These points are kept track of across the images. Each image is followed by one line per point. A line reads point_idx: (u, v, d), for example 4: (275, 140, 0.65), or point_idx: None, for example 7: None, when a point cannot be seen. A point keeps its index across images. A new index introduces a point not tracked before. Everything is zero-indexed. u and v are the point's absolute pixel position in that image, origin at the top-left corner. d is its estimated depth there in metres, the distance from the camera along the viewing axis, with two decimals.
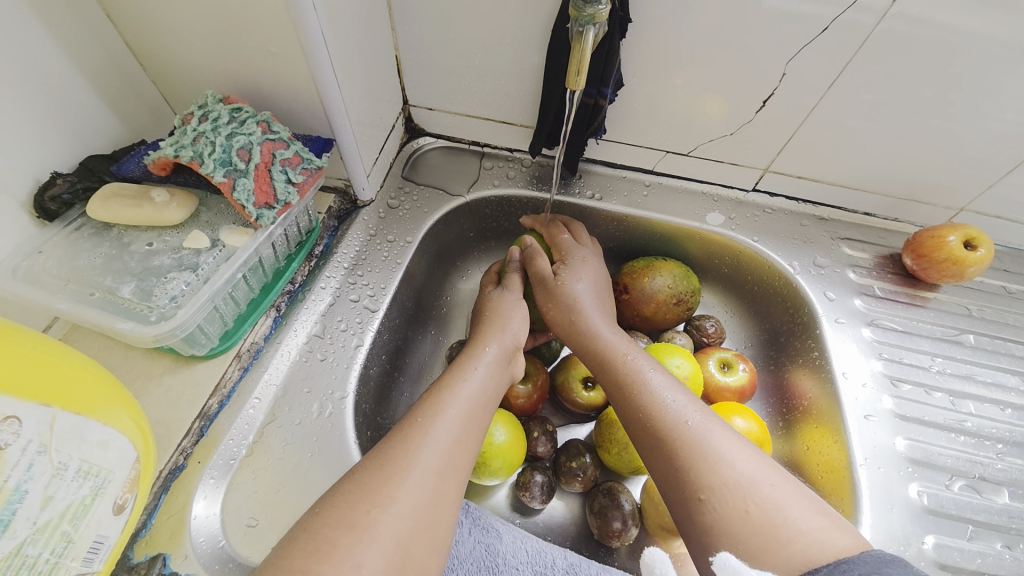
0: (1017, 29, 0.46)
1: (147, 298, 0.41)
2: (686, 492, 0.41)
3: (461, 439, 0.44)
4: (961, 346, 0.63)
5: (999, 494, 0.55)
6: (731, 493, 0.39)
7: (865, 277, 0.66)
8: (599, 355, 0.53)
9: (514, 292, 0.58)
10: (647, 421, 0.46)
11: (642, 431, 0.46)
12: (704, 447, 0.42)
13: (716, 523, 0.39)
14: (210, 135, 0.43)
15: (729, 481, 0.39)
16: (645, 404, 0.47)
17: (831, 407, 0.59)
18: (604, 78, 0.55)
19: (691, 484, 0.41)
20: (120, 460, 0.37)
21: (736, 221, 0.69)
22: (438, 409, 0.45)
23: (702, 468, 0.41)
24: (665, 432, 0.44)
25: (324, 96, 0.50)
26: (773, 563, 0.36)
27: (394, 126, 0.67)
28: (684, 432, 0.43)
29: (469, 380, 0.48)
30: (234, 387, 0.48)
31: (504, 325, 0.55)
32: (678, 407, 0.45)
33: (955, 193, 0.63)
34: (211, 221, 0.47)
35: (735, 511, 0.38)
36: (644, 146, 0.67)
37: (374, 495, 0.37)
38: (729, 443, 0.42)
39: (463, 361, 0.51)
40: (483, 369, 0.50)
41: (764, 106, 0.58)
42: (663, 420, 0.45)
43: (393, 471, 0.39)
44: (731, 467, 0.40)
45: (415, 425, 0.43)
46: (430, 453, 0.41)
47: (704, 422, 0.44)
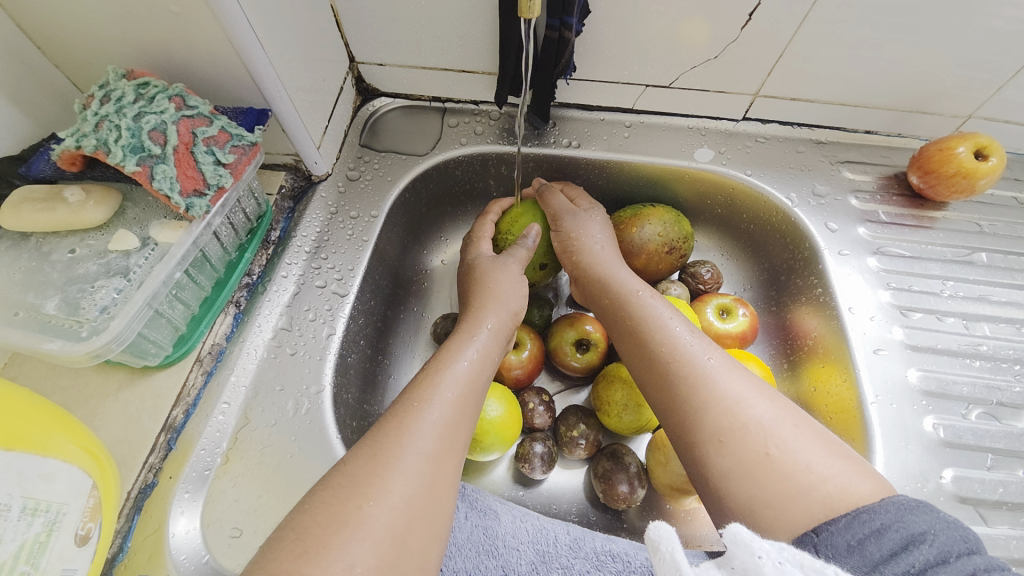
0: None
1: (75, 312, 0.37)
2: (704, 434, 0.38)
3: (458, 421, 0.41)
4: (973, 266, 0.59)
5: (1018, 418, 0.52)
6: (749, 437, 0.36)
7: (869, 202, 0.62)
8: (613, 306, 0.50)
9: (512, 257, 0.55)
10: (661, 361, 0.43)
11: (655, 375, 0.43)
12: (720, 390, 0.39)
13: (736, 466, 0.36)
14: (114, 118, 0.37)
15: (749, 423, 0.37)
16: (662, 344, 0.44)
17: (838, 343, 0.55)
18: (566, 5, 0.49)
19: (709, 424, 0.38)
20: (73, 490, 0.34)
21: (727, 155, 0.63)
22: (431, 391, 0.41)
23: (723, 407, 0.38)
24: (682, 371, 0.41)
25: (246, 61, 0.44)
26: (795, 507, 0.33)
27: (343, 88, 0.61)
28: (704, 371, 0.41)
29: (463, 359, 0.45)
30: (200, 394, 0.45)
31: (500, 299, 0.51)
32: (695, 350, 0.42)
33: (962, 100, 0.57)
34: (138, 217, 0.42)
35: (753, 456, 0.36)
36: (620, 81, 0.60)
37: (366, 487, 0.35)
38: (744, 385, 0.39)
39: (458, 338, 0.47)
40: (478, 346, 0.46)
41: (751, 21, 0.51)
42: (682, 360, 0.42)
43: (386, 461, 0.36)
44: (750, 409, 0.38)
45: (409, 410, 0.40)
46: (422, 439, 0.38)
47: (723, 364, 0.41)
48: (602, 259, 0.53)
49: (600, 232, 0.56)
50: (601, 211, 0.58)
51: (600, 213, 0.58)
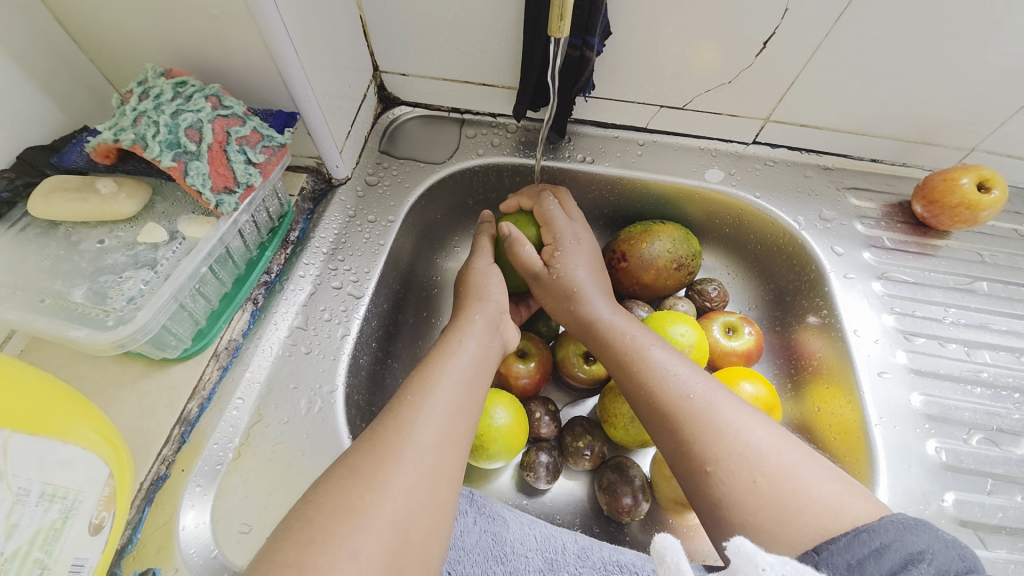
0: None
1: (103, 302, 0.37)
2: (692, 466, 0.39)
3: (456, 414, 0.41)
4: (974, 294, 0.60)
5: (1017, 444, 0.53)
6: (737, 465, 0.37)
7: (873, 228, 0.63)
8: (599, 341, 0.50)
9: (485, 257, 0.57)
10: (647, 396, 0.44)
11: (643, 405, 0.44)
12: (710, 419, 0.40)
13: (724, 492, 0.37)
14: (152, 114, 0.38)
15: (734, 452, 0.37)
16: (645, 379, 0.45)
17: (842, 365, 0.56)
18: (589, 25, 0.50)
19: (696, 455, 0.39)
20: (90, 478, 0.34)
21: (737, 177, 0.65)
22: (426, 385, 0.42)
23: (708, 439, 0.39)
24: (666, 406, 0.42)
25: (280, 65, 0.45)
26: (787, 529, 0.34)
27: (366, 95, 0.62)
28: (687, 407, 0.41)
29: (457, 354, 0.46)
30: (215, 388, 0.45)
31: (481, 294, 0.53)
32: (680, 383, 0.43)
33: (967, 133, 0.59)
34: (167, 212, 0.43)
35: (741, 483, 0.36)
36: (635, 101, 0.62)
37: (368, 478, 0.35)
38: (731, 414, 0.40)
39: (449, 335, 0.48)
40: (470, 341, 0.48)
41: (765, 49, 0.53)
42: (665, 397, 0.43)
43: (387, 452, 0.37)
44: (735, 438, 0.38)
45: (403, 404, 0.40)
46: (423, 430, 0.39)
47: (708, 393, 0.42)
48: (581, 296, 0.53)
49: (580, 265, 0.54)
50: (578, 244, 0.56)
51: (576, 243, 0.56)
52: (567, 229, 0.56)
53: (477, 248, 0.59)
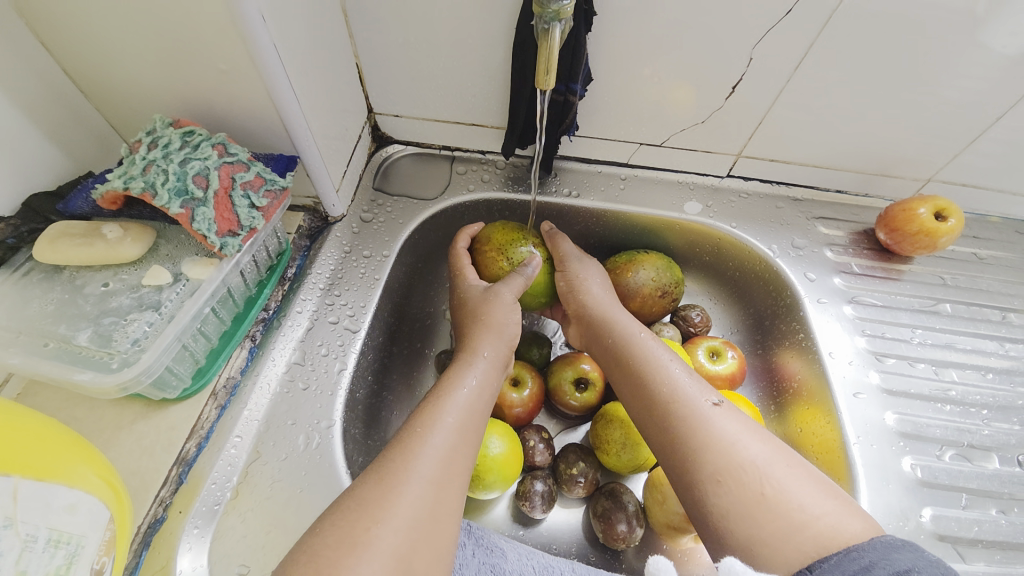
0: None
1: (107, 345, 0.38)
2: (703, 474, 0.40)
3: (458, 447, 0.42)
4: (939, 316, 0.64)
5: (989, 459, 0.56)
6: (745, 476, 0.39)
7: (842, 255, 0.67)
8: (613, 347, 0.53)
9: (511, 290, 0.57)
10: (661, 402, 0.46)
11: (657, 414, 0.45)
12: (721, 429, 0.42)
13: (734, 505, 0.38)
14: (161, 163, 0.40)
15: (744, 464, 0.40)
16: (658, 388, 0.47)
17: (820, 387, 0.59)
18: (572, 72, 0.54)
19: (707, 464, 0.40)
20: (93, 522, 0.34)
21: (714, 209, 0.69)
22: (434, 417, 0.43)
23: (720, 447, 0.41)
24: (684, 412, 0.44)
25: (282, 112, 0.48)
26: (791, 544, 0.35)
27: (361, 136, 0.65)
28: (701, 412, 0.43)
29: (466, 385, 0.47)
30: (213, 427, 0.46)
31: (496, 328, 0.53)
32: (694, 390, 0.45)
33: (920, 166, 0.64)
34: (171, 254, 0.44)
35: (749, 496, 0.38)
36: (617, 139, 0.66)
37: (374, 510, 0.36)
38: (740, 426, 0.42)
39: (458, 367, 0.49)
40: (478, 374, 0.49)
41: (733, 93, 0.58)
42: (681, 400, 0.45)
43: (394, 484, 0.38)
44: (745, 449, 0.40)
45: (413, 435, 0.42)
46: (427, 463, 0.40)
47: (720, 404, 0.44)
48: (601, 306, 0.57)
49: (603, 280, 0.60)
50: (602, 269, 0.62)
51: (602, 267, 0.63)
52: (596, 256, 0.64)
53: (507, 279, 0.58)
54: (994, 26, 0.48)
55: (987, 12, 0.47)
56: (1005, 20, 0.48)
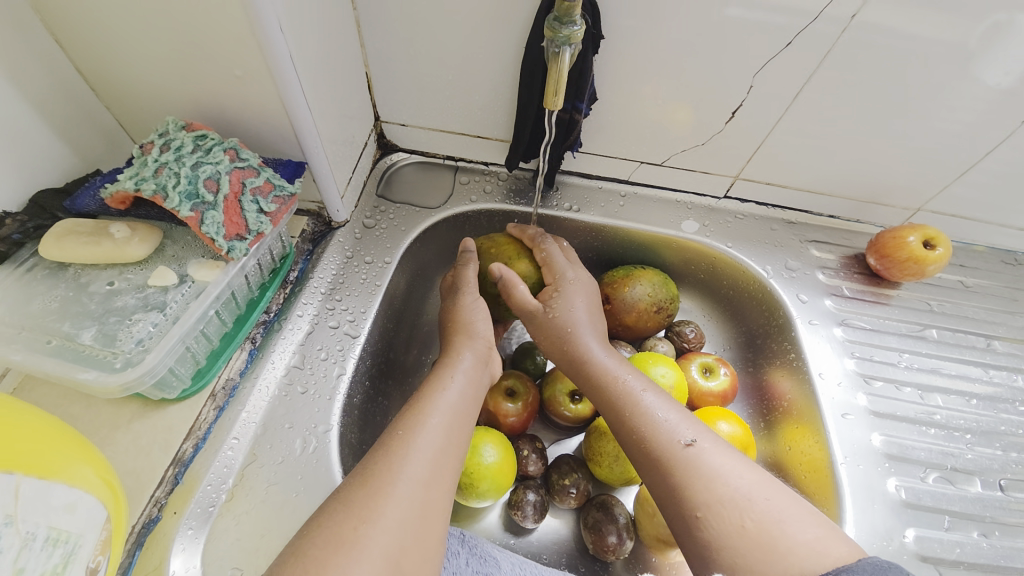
0: (962, 30, 0.48)
1: (111, 344, 0.38)
2: (683, 510, 0.42)
3: (445, 448, 0.43)
4: (925, 341, 0.66)
5: (972, 483, 0.58)
6: (727, 510, 0.40)
7: (834, 278, 0.69)
8: (589, 382, 0.53)
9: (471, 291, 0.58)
10: (640, 442, 0.46)
11: (638, 454, 0.46)
12: (699, 468, 0.42)
13: (717, 537, 0.39)
14: (174, 165, 0.41)
15: (724, 499, 0.40)
16: (637, 429, 0.47)
17: (809, 407, 0.61)
18: (579, 92, 0.56)
19: (687, 500, 0.41)
20: (90, 521, 0.34)
21: (710, 228, 0.70)
22: (419, 419, 0.44)
23: (699, 485, 0.41)
24: (661, 454, 0.45)
25: (293, 119, 0.48)
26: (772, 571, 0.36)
27: (367, 143, 0.66)
28: (678, 452, 0.44)
29: (448, 389, 0.47)
30: (210, 428, 0.46)
31: (470, 331, 0.55)
32: (670, 428, 0.46)
33: (911, 195, 0.67)
34: (177, 255, 0.44)
35: (731, 528, 0.39)
36: (619, 157, 0.68)
37: (361, 510, 0.37)
38: (719, 462, 0.43)
39: (439, 371, 0.50)
40: (460, 376, 0.49)
41: (733, 116, 0.60)
42: (657, 442, 0.45)
43: (381, 486, 0.38)
44: (726, 484, 0.41)
45: (396, 438, 0.42)
46: (415, 465, 0.40)
47: (696, 439, 0.45)
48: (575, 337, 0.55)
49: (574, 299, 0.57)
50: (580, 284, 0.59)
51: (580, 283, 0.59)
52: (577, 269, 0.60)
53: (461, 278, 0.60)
54: (985, 60, 0.50)
55: (980, 47, 0.49)
56: (997, 54, 0.50)
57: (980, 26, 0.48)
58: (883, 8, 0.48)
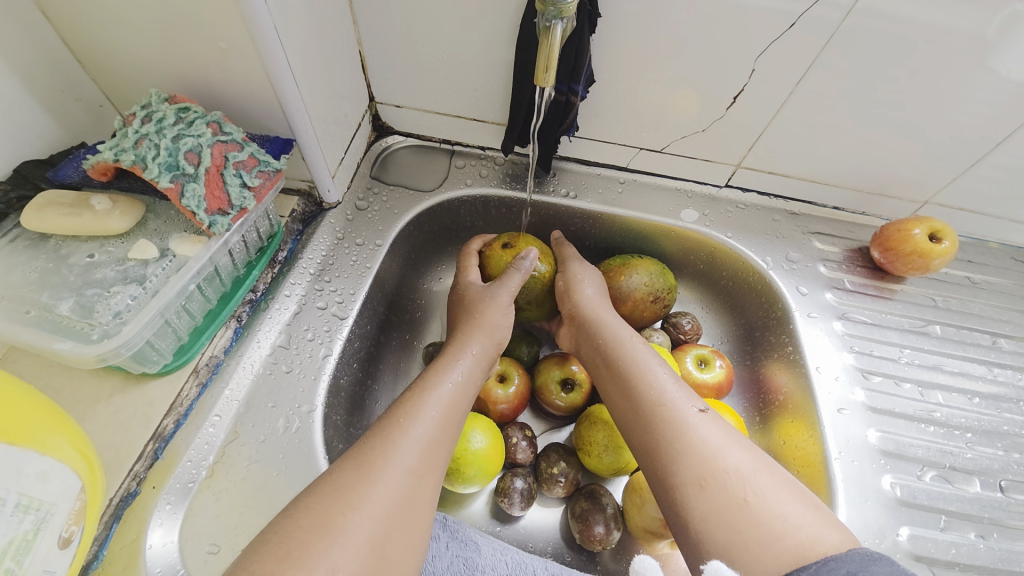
0: (980, 20, 0.46)
1: (88, 316, 0.38)
2: (686, 478, 0.40)
3: (439, 440, 0.42)
4: (928, 337, 0.64)
5: (970, 482, 0.56)
6: (729, 482, 0.39)
7: (836, 271, 0.67)
8: (602, 350, 0.53)
9: (509, 291, 0.56)
10: (648, 406, 0.46)
11: (643, 418, 0.46)
12: (705, 437, 0.42)
13: (716, 510, 0.38)
14: (154, 137, 0.40)
15: (729, 469, 0.39)
16: (647, 390, 0.47)
17: (805, 401, 0.59)
18: (574, 73, 0.54)
19: (691, 469, 0.40)
20: (63, 492, 0.34)
21: (710, 218, 0.69)
22: (417, 408, 0.43)
23: (704, 453, 0.41)
24: (670, 416, 0.44)
25: (280, 94, 0.47)
26: (772, 550, 0.35)
27: (361, 124, 0.65)
28: (687, 417, 0.43)
29: (450, 380, 0.47)
30: (192, 405, 0.45)
31: (490, 331, 0.54)
32: (679, 397, 0.46)
33: (919, 187, 0.65)
34: (159, 229, 0.44)
35: (732, 500, 0.38)
36: (617, 143, 0.66)
37: (349, 496, 0.36)
38: (724, 434, 0.42)
39: (443, 361, 0.50)
40: (464, 369, 0.49)
41: (734, 103, 0.58)
42: (668, 405, 0.45)
43: (372, 472, 0.38)
44: (729, 456, 0.40)
45: (394, 425, 0.41)
46: (408, 453, 0.40)
47: (705, 412, 0.44)
48: (593, 309, 0.56)
49: (594, 287, 0.59)
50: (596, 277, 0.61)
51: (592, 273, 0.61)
52: (591, 266, 0.63)
53: (504, 279, 0.57)
54: (1003, 51, 0.48)
55: (995, 38, 0.47)
56: (1009, 47, 0.48)
57: (997, 16, 0.46)
58: None
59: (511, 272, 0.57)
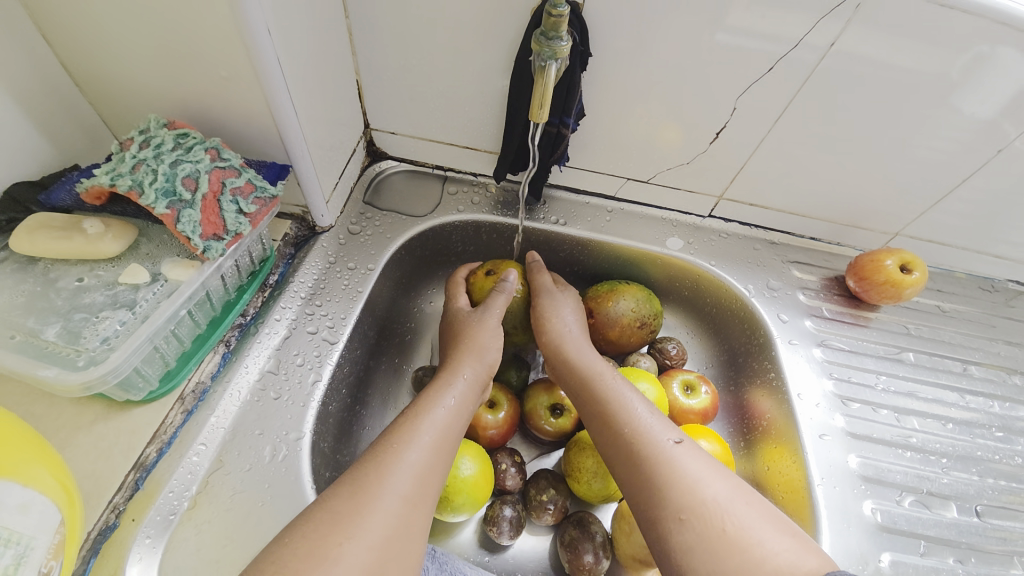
0: (948, 60, 0.50)
1: (76, 341, 0.38)
2: (667, 512, 0.41)
3: (433, 466, 0.42)
4: (902, 364, 0.67)
5: (947, 508, 0.58)
6: (708, 513, 0.39)
7: (814, 299, 0.70)
8: (580, 384, 0.53)
9: (494, 313, 0.57)
10: (627, 443, 0.46)
11: (624, 454, 0.46)
12: (683, 469, 0.42)
13: (698, 541, 0.38)
14: (152, 162, 0.40)
15: (707, 500, 0.40)
16: (625, 427, 0.47)
17: (788, 427, 0.61)
18: (566, 108, 0.57)
19: (671, 502, 0.41)
20: (43, 524, 0.33)
21: (694, 246, 0.71)
22: (410, 434, 0.43)
23: (683, 486, 0.41)
24: (648, 451, 0.45)
25: (278, 121, 0.48)
26: None
27: (356, 150, 0.66)
28: (665, 451, 0.44)
29: (444, 406, 0.47)
30: (176, 433, 0.44)
31: (480, 352, 0.54)
32: (656, 430, 0.46)
33: (889, 220, 0.68)
34: (152, 253, 0.43)
35: (712, 532, 0.38)
36: (605, 173, 0.69)
37: (345, 524, 0.35)
38: (703, 465, 0.43)
39: (436, 384, 0.50)
40: (456, 394, 0.49)
41: (717, 138, 0.61)
42: (645, 440, 0.46)
43: (367, 500, 0.37)
44: (709, 487, 0.41)
45: (387, 450, 0.41)
46: (401, 479, 0.39)
47: (682, 443, 0.45)
48: (570, 342, 0.57)
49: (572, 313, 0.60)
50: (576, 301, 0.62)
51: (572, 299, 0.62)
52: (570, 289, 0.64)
53: (489, 302, 0.58)
54: (967, 90, 0.52)
55: (961, 79, 0.51)
56: (972, 89, 0.52)
57: (963, 58, 0.50)
58: (861, 38, 0.49)
59: (494, 294, 0.58)
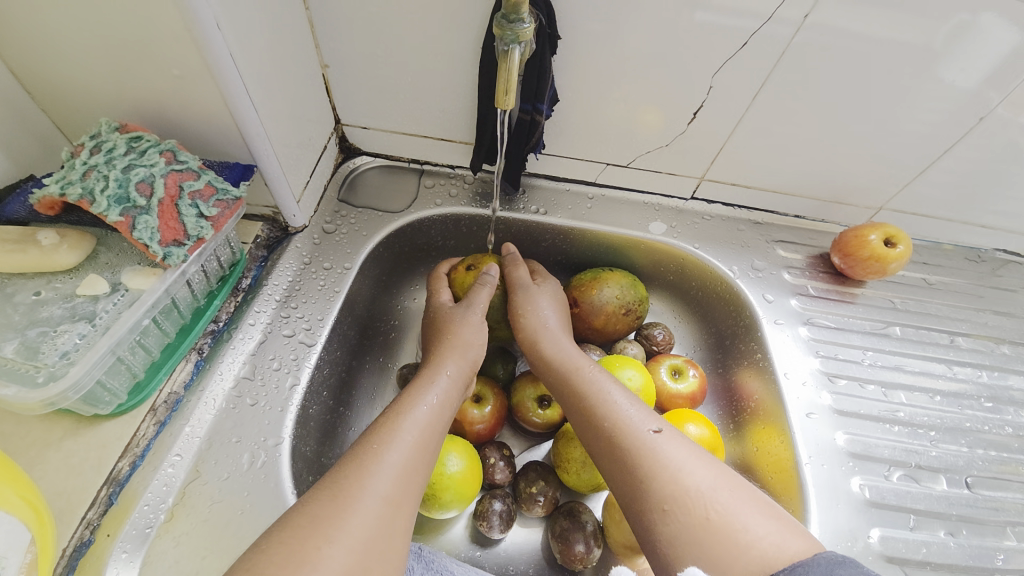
0: (930, 29, 0.49)
1: (34, 357, 0.36)
2: (650, 503, 0.40)
3: (415, 465, 0.41)
4: (889, 338, 0.67)
5: (936, 480, 0.58)
6: (690, 502, 0.39)
7: (800, 277, 0.69)
8: (561, 378, 0.53)
9: (478, 312, 0.56)
10: (609, 435, 0.46)
11: (606, 445, 0.46)
12: (664, 459, 0.42)
13: (682, 531, 0.38)
14: (102, 168, 0.39)
15: (690, 490, 0.39)
16: (605, 420, 0.47)
17: (776, 407, 0.60)
18: (538, 93, 0.55)
19: (654, 492, 0.40)
20: (13, 544, 0.32)
21: (677, 229, 0.70)
22: (391, 434, 0.42)
23: (666, 476, 0.41)
24: (630, 443, 0.44)
25: (238, 119, 0.46)
26: (736, 567, 0.35)
27: (327, 146, 0.64)
28: (646, 441, 0.43)
29: (423, 405, 0.46)
30: (149, 445, 0.44)
31: (463, 350, 0.53)
32: (637, 420, 0.45)
33: (872, 194, 0.67)
34: (111, 262, 0.42)
35: (695, 520, 0.38)
36: (584, 159, 0.67)
37: (325, 527, 0.35)
38: (685, 453, 0.42)
39: (418, 383, 0.49)
40: (437, 391, 0.48)
41: (695, 118, 0.60)
42: (626, 432, 0.45)
43: (348, 502, 0.36)
44: (692, 475, 0.40)
45: (368, 451, 0.40)
46: (381, 481, 0.38)
47: (664, 433, 0.44)
48: (550, 334, 0.57)
49: (550, 304, 0.59)
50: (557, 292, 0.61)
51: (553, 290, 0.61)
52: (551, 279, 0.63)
53: (472, 299, 0.57)
54: (951, 60, 0.51)
55: (944, 47, 0.50)
56: (958, 55, 0.50)
57: (942, 28, 0.48)
58: (836, 8, 0.48)
59: (477, 291, 0.57)
